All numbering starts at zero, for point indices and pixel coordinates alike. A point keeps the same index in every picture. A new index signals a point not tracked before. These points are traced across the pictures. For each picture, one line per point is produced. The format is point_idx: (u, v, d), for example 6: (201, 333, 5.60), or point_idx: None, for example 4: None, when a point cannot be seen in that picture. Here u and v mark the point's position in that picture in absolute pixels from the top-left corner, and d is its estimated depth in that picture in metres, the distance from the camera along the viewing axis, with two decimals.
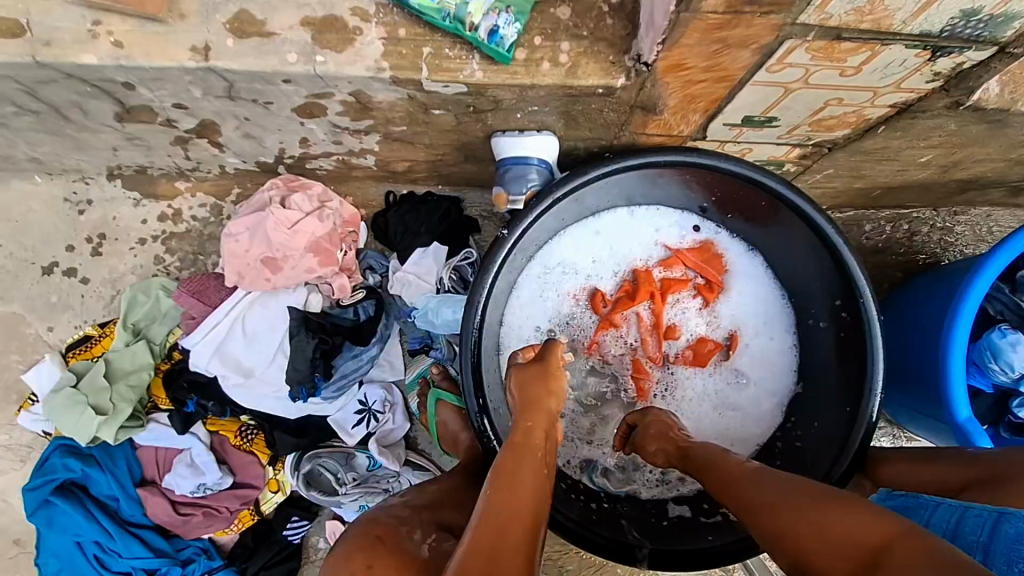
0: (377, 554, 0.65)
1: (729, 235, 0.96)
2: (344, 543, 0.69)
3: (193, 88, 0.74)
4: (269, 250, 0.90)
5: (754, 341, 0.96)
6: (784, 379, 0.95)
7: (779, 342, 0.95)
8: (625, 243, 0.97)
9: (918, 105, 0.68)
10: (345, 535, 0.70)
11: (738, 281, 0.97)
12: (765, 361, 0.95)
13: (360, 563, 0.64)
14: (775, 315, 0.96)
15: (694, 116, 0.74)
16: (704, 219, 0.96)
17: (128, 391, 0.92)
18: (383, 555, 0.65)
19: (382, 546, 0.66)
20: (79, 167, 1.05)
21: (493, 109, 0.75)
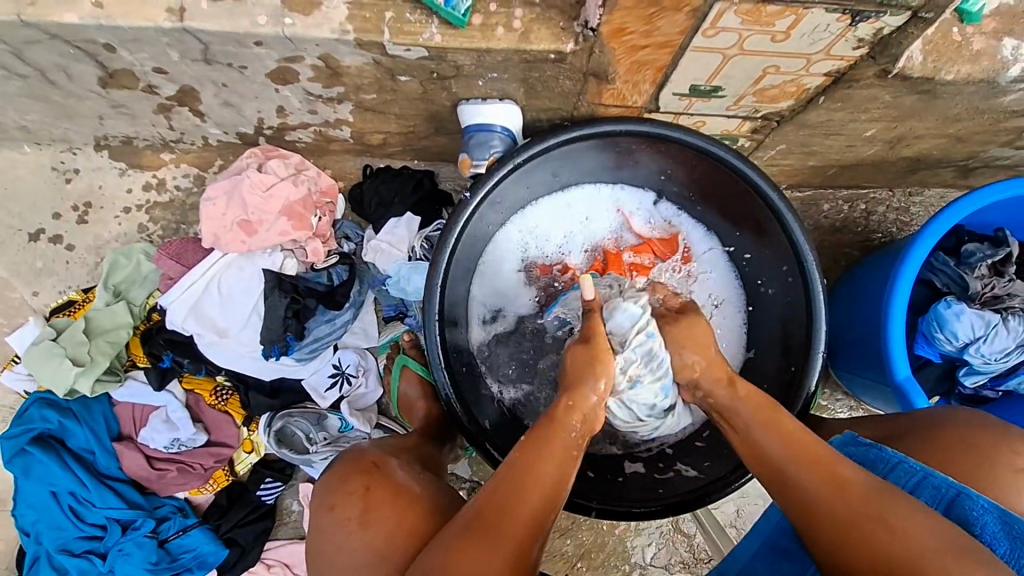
0: (374, 479, 0.70)
1: (695, 221, 0.99)
2: (336, 466, 0.73)
3: (171, 51, 0.78)
4: (245, 213, 0.94)
5: (707, 326, 0.99)
6: (736, 353, 0.97)
7: (732, 323, 0.98)
8: (593, 221, 1.01)
9: (850, 73, 0.72)
10: (337, 461, 0.75)
11: (700, 268, 1.00)
12: (717, 343, 0.99)
13: (357, 487, 0.69)
14: (730, 297, 0.99)
15: (645, 85, 0.78)
16: (668, 202, 0.99)
17: (106, 346, 0.96)
18: (379, 480, 0.70)
19: (377, 474, 0.71)
20: (67, 137, 1.09)
21: (456, 75, 0.79)
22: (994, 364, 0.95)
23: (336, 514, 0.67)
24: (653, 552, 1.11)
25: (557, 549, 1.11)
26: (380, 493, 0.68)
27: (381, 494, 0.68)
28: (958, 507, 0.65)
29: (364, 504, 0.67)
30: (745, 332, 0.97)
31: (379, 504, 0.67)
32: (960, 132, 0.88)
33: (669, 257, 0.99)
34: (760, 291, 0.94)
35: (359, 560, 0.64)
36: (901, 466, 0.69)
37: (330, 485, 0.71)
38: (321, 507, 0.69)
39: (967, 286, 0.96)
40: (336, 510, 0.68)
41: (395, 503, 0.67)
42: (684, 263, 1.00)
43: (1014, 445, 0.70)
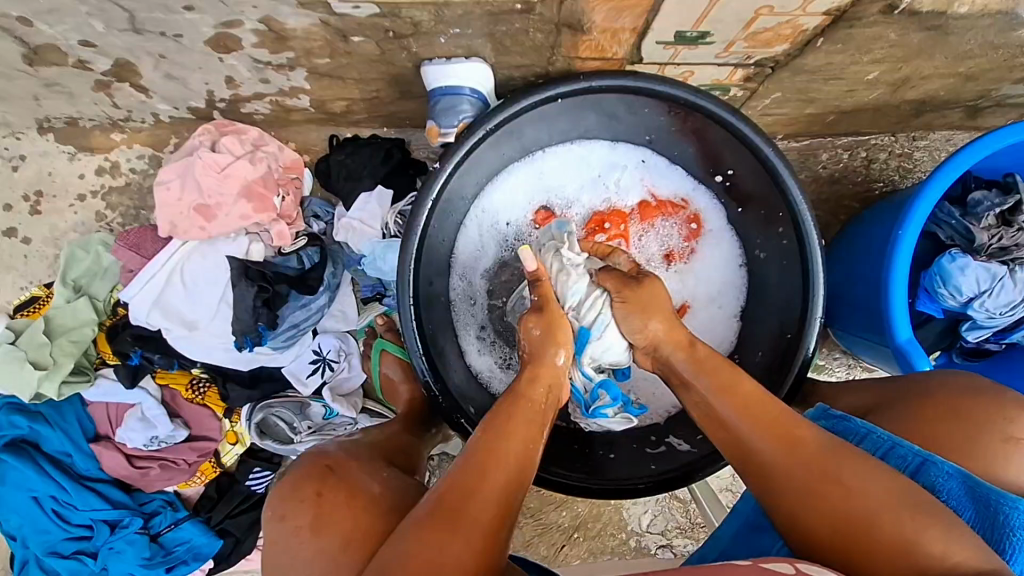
0: (326, 483, 0.64)
1: (703, 192, 0.92)
2: (296, 468, 0.68)
3: (93, 21, 0.70)
4: (201, 198, 0.88)
5: (706, 308, 0.93)
6: (731, 327, 0.92)
7: (729, 293, 0.92)
8: (597, 183, 0.93)
9: (852, 10, 0.64)
10: (294, 466, 0.69)
11: (706, 242, 0.93)
12: (717, 319, 0.93)
13: (309, 492, 0.63)
14: (733, 272, 0.92)
15: (624, 35, 0.71)
16: (677, 171, 0.92)
17: (70, 346, 0.91)
18: (332, 484, 0.64)
19: (331, 478, 0.65)
20: (6, 121, 1.01)
21: (414, 33, 0.71)
22: (999, 318, 0.91)
23: (287, 525, 0.61)
24: (649, 519, 1.11)
25: (553, 521, 1.11)
26: (333, 497, 0.62)
27: (336, 498, 0.62)
28: (925, 474, 0.63)
29: (316, 511, 0.61)
30: (740, 300, 0.92)
31: (332, 507, 0.61)
32: (971, 70, 0.81)
33: (679, 227, 0.93)
34: (752, 253, 0.89)
35: (312, 572, 0.58)
36: (870, 436, 0.68)
37: (282, 495, 0.64)
38: (272, 517, 0.63)
39: (973, 239, 0.91)
40: (287, 521, 0.62)
41: (351, 508, 0.61)
42: (691, 235, 0.93)
43: (1000, 404, 0.67)
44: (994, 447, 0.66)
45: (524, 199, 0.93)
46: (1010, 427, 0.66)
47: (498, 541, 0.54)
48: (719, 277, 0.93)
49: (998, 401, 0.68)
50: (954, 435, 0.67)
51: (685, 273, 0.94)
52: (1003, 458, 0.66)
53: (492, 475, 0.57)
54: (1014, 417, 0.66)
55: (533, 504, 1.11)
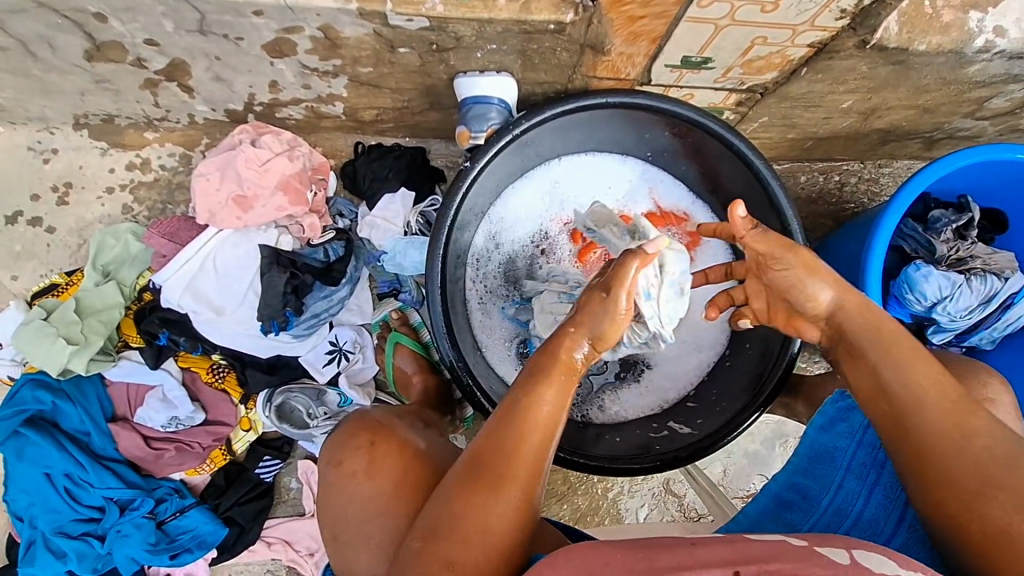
0: (380, 435, 0.70)
1: (704, 206, 1.02)
2: (343, 425, 0.73)
3: (165, 21, 0.77)
4: (239, 189, 0.94)
5: (702, 311, 1.02)
6: (722, 327, 1.01)
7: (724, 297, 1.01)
8: (610, 192, 1.03)
9: (832, 44, 0.76)
10: (346, 419, 0.75)
11: (705, 250, 1.02)
12: (712, 320, 1.01)
13: (363, 442, 0.69)
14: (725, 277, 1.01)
15: (638, 58, 0.81)
16: (682, 187, 1.02)
17: (99, 326, 0.94)
18: (385, 436, 0.70)
19: (384, 430, 0.71)
20: (44, 115, 1.06)
21: (455, 46, 0.80)
22: (959, 322, 1.02)
23: (343, 469, 0.69)
24: (647, 512, 1.16)
25: (555, 514, 1.15)
26: (386, 446, 0.69)
27: (388, 446, 0.69)
28: None
29: (370, 457, 0.68)
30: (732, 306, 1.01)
31: (383, 456, 0.68)
32: (928, 103, 0.94)
33: (679, 237, 1.03)
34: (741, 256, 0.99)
35: (365, 510, 0.65)
36: None
37: (338, 442, 0.71)
38: (329, 462, 0.70)
39: (934, 249, 1.03)
40: (342, 465, 0.69)
41: (401, 457, 0.68)
42: (690, 244, 1.02)
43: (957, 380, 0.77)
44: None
45: (543, 200, 1.02)
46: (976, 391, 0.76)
47: (535, 488, 0.60)
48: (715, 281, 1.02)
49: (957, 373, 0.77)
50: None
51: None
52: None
53: (529, 430, 0.60)
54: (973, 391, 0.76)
55: None
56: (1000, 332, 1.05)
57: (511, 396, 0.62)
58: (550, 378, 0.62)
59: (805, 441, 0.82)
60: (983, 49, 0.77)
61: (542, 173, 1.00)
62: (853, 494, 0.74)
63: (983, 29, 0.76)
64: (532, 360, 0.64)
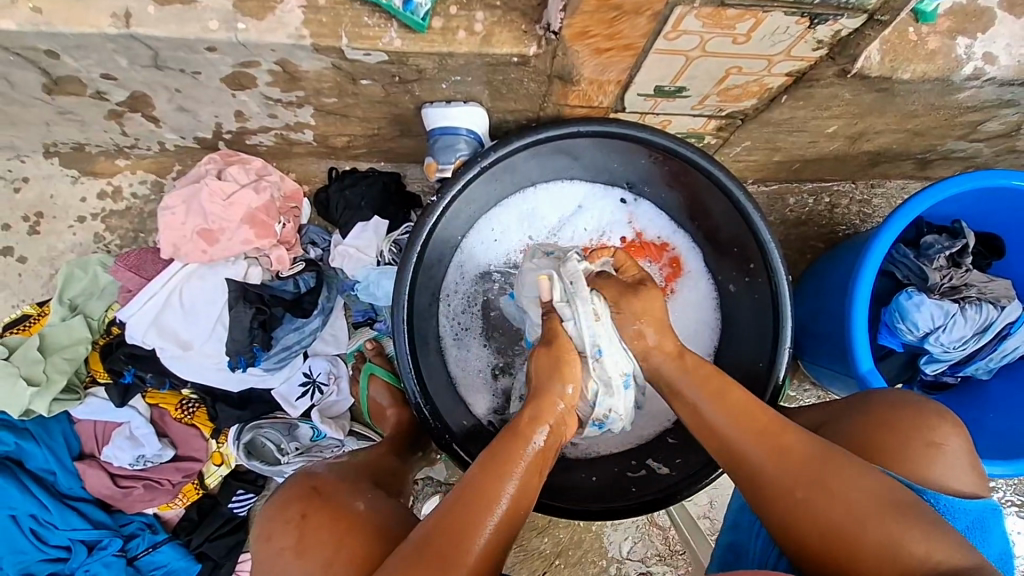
0: (312, 505, 0.68)
1: (686, 236, 0.99)
2: (282, 490, 0.72)
3: (118, 57, 0.74)
4: (205, 222, 0.91)
5: (682, 345, 0.99)
6: (703, 360, 0.98)
7: (705, 331, 0.98)
8: (588, 220, 1.00)
9: (811, 73, 0.73)
10: (285, 485, 0.73)
11: (687, 280, 1.00)
12: (694, 354, 0.99)
13: (294, 514, 0.67)
14: (707, 309, 0.98)
15: (610, 87, 0.78)
16: (662, 218, 0.99)
17: (63, 363, 0.92)
18: (317, 506, 0.67)
19: (317, 499, 0.69)
20: (13, 144, 1.04)
21: (418, 78, 0.77)
22: (952, 352, 0.98)
23: (274, 545, 0.66)
24: (630, 546, 1.13)
25: (536, 547, 1.13)
26: (317, 518, 0.66)
27: (320, 518, 0.66)
28: None
29: (300, 533, 0.65)
30: (715, 339, 0.98)
31: (313, 530, 0.65)
32: (919, 127, 0.90)
33: (661, 268, 1.00)
34: (724, 286, 0.95)
35: None
36: None
37: (270, 514, 0.69)
38: (260, 537, 0.68)
39: (926, 278, 0.99)
40: (272, 541, 0.66)
41: (332, 528, 0.65)
42: (672, 274, 1.00)
43: (946, 426, 0.73)
44: (925, 459, 0.72)
45: (519, 229, 0.98)
46: (934, 434, 0.73)
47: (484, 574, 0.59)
48: (696, 312, 0.99)
49: (917, 415, 0.74)
50: (887, 447, 0.73)
51: (664, 312, 1.00)
52: (946, 470, 0.72)
53: (492, 508, 0.62)
54: (950, 436, 0.73)
55: (516, 529, 1.12)
56: (997, 362, 1.01)
57: (473, 473, 0.65)
58: (517, 457, 0.66)
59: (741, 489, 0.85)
60: (972, 77, 0.73)
61: (517, 202, 0.97)
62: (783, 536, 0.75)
63: (971, 56, 0.73)
64: (503, 441, 0.68)
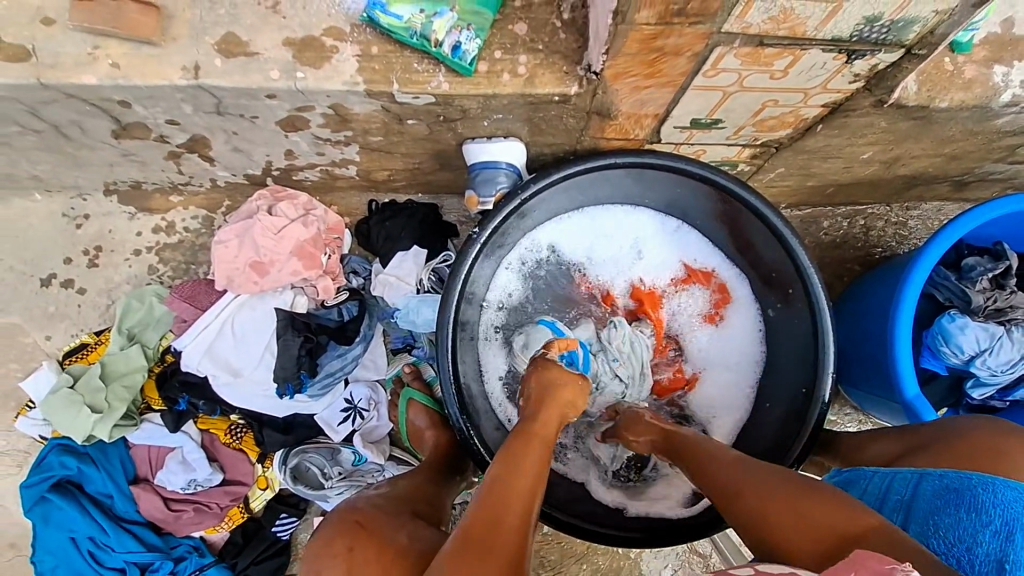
0: (358, 539, 0.69)
1: (733, 268, 0.98)
2: (326, 526, 0.73)
3: (184, 105, 0.79)
4: (256, 255, 0.96)
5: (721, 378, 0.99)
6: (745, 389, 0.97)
7: (747, 364, 0.98)
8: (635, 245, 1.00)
9: (847, 104, 0.74)
10: (328, 519, 0.75)
11: (735, 309, 0.99)
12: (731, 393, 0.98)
13: (341, 549, 0.69)
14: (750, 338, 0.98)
15: (647, 120, 0.80)
16: (704, 247, 0.99)
17: (122, 391, 0.97)
18: (364, 541, 0.69)
19: (363, 532, 0.70)
20: (78, 184, 1.11)
21: (462, 117, 0.81)
22: (1000, 376, 0.96)
23: None
24: (671, 573, 1.12)
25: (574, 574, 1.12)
26: (364, 552, 0.68)
27: (367, 553, 0.68)
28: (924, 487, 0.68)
29: (348, 566, 0.67)
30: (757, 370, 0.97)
31: (363, 563, 0.67)
32: (955, 151, 0.90)
33: (709, 295, 1.00)
34: (763, 313, 0.96)
35: None
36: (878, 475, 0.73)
37: (317, 549, 0.70)
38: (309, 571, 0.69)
39: (970, 299, 0.97)
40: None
41: (381, 560, 0.67)
42: (721, 302, 0.99)
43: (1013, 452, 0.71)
44: None
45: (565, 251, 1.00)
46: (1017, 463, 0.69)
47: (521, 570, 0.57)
48: (739, 340, 0.99)
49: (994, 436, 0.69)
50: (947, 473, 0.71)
51: (709, 342, 1.00)
52: None
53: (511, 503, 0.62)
54: None
55: (554, 556, 1.12)
56: None
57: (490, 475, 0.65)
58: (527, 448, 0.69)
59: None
60: (1011, 103, 0.74)
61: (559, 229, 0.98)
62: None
63: (1009, 83, 0.73)
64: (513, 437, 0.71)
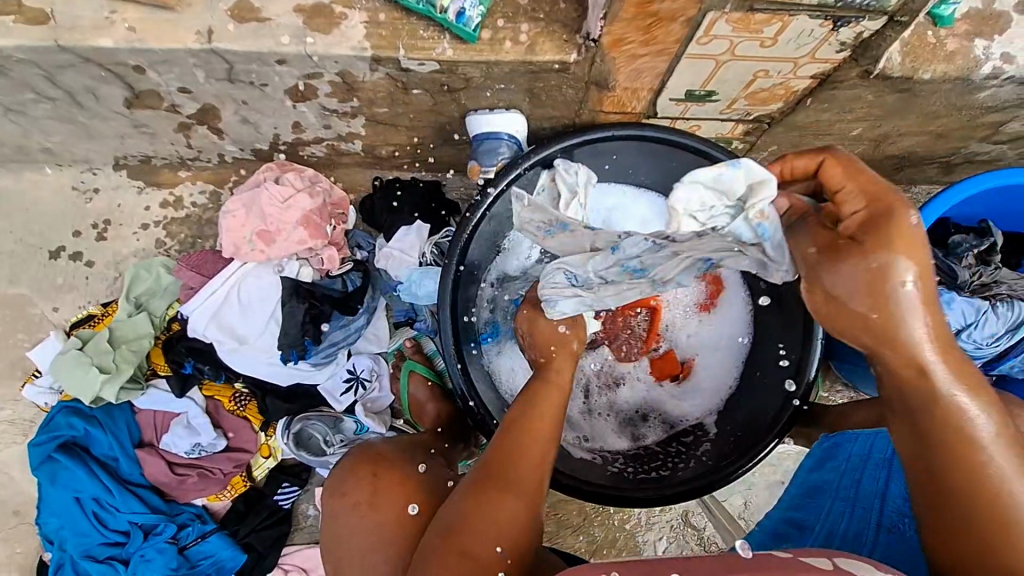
0: (382, 466, 0.74)
1: None
2: (346, 461, 0.76)
3: (197, 71, 0.82)
4: (263, 224, 0.98)
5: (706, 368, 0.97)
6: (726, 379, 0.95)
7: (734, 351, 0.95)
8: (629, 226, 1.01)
9: (835, 75, 0.77)
10: (348, 455, 0.78)
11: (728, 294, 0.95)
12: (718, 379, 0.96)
13: (366, 474, 0.73)
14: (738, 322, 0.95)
15: (643, 92, 0.83)
16: None
17: (129, 355, 0.99)
18: (387, 468, 0.73)
19: (385, 463, 0.74)
20: (88, 157, 1.13)
21: (465, 87, 0.84)
22: (986, 349, 0.99)
23: (346, 502, 0.71)
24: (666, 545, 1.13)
25: (571, 545, 1.14)
26: (388, 477, 0.72)
27: (390, 478, 0.72)
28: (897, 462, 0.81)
29: (373, 488, 0.71)
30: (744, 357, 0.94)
31: (386, 486, 0.71)
32: (941, 128, 0.93)
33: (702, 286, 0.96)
34: None
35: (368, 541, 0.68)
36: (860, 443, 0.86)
37: (342, 475, 0.74)
38: (332, 496, 0.73)
39: (956, 275, 1.00)
40: (346, 498, 0.71)
41: (402, 486, 0.71)
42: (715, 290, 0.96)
43: None
44: None
45: None
46: None
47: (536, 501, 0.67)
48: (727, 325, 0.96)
49: None
50: None
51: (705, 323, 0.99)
52: None
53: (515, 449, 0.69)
54: None
55: (551, 528, 1.14)
56: None
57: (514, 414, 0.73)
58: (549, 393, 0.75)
59: (797, 482, 0.91)
60: (992, 76, 0.77)
61: None
62: (837, 516, 0.82)
63: (990, 56, 0.76)
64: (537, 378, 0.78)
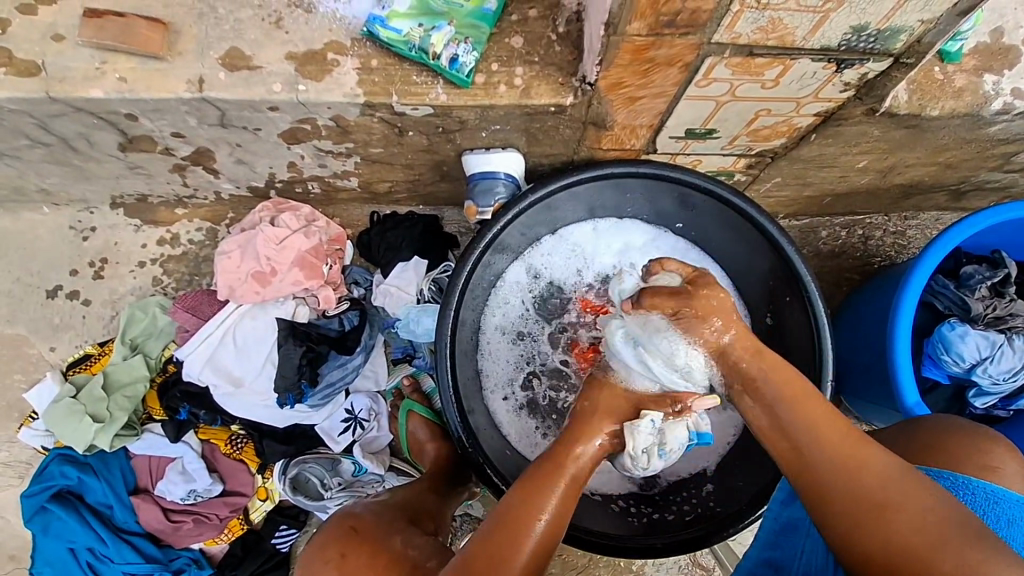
0: (350, 545, 0.70)
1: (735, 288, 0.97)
2: (323, 531, 0.74)
3: (189, 118, 0.81)
4: (258, 265, 0.97)
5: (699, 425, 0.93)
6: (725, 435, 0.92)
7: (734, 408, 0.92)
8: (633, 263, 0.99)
9: (839, 113, 0.75)
10: (326, 525, 0.75)
11: None
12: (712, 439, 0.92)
13: (333, 554, 0.69)
14: None
15: (642, 131, 0.81)
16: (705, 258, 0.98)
17: (124, 401, 0.98)
18: (356, 546, 0.69)
19: (355, 539, 0.70)
20: (84, 197, 1.13)
21: (460, 128, 0.83)
22: (1003, 384, 0.96)
23: None
24: None
25: None
26: (355, 558, 0.68)
27: (358, 560, 0.68)
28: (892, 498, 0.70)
29: (340, 573, 0.67)
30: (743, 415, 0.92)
31: (355, 569, 0.67)
32: (949, 160, 0.91)
33: None
34: (760, 321, 0.95)
35: None
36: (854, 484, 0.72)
37: (311, 555, 0.71)
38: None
39: (969, 308, 0.97)
40: None
41: (372, 566, 0.67)
42: None
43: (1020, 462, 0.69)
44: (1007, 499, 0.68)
45: (563, 264, 0.98)
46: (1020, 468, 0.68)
47: None
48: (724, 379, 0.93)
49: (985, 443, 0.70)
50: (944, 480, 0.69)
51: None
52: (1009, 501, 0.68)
53: (533, 519, 0.63)
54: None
55: (555, 568, 1.11)
56: None
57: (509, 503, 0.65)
58: (550, 480, 0.66)
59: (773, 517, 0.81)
60: (1002, 111, 0.75)
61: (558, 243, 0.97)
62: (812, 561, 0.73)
63: (1000, 91, 0.74)
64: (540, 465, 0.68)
